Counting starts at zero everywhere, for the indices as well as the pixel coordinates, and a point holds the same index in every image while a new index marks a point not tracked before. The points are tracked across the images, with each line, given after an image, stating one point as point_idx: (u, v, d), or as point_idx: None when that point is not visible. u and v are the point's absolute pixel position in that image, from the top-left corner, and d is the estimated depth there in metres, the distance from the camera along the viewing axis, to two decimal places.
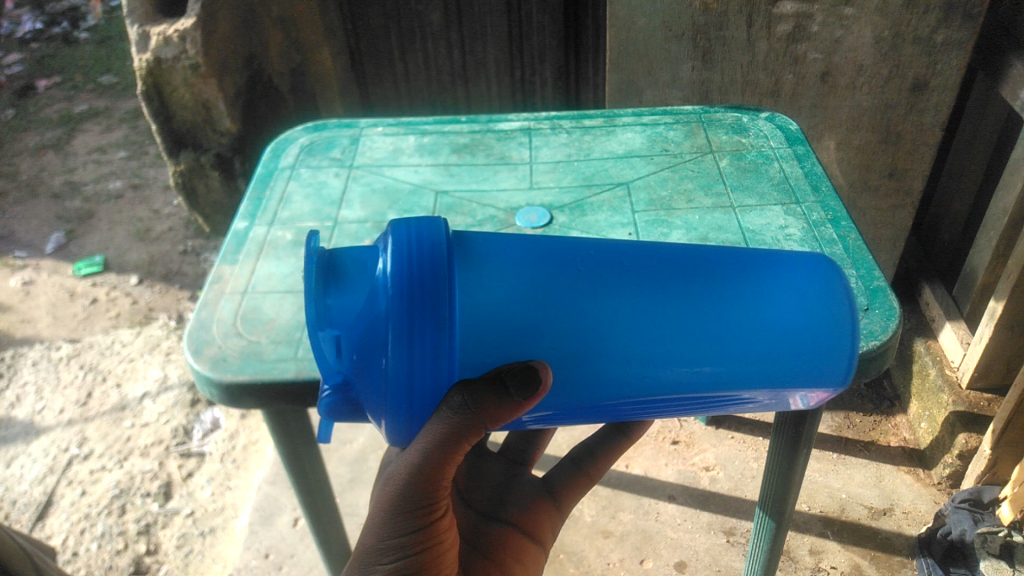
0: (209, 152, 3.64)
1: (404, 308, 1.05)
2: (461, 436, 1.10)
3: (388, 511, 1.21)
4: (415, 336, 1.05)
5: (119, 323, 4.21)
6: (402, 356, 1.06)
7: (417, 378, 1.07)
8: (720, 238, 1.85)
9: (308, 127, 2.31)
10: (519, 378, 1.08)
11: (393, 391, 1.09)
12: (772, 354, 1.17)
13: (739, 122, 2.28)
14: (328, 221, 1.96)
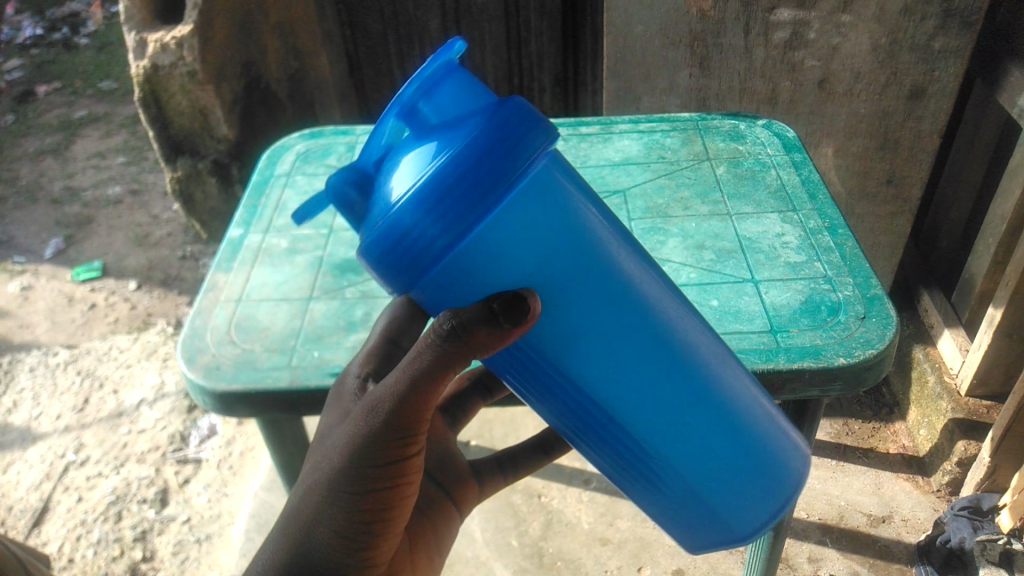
0: (207, 158, 3.64)
1: (459, 176, 0.94)
2: (447, 368, 1.02)
3: (361, 431, 1.11)
4: (455, 185, 0.94)
5: (117, 329, 4.21)
6: (432, 188, 0.95)
7: (425, 221, 0.96)
8: (717, 246, 1.85)
9: (304, 135, 2.31)
10: (519, 304, 0.98)
11: (394, 221, 0.97)
12: (712, 462, 1.18)
13: (736, 129, 2.28)
14: (324, 229, 1.96)
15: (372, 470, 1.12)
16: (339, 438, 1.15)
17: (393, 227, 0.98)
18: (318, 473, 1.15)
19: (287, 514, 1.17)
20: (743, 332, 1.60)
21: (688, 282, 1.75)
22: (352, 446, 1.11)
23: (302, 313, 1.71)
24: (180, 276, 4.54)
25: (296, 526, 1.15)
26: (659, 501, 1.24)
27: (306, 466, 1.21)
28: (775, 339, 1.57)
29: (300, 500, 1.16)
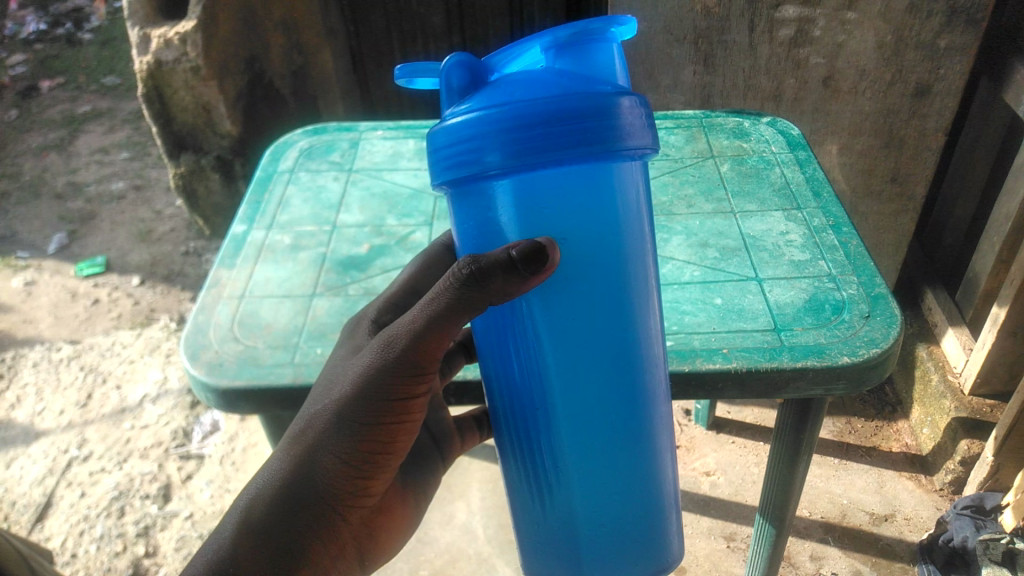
0: (210, 154, 3.64)
1: (554, 117, 0.98)
2: (459, 312, 1.10)
3: (374, 365, 1.22)
4: (544, 118, 0.98)
5: (120, 324, 4.21)
6: (529, 108, 0.98)
7: (501, 132, 0.99)
8: (721, 244, 1.84)
9: (308, 131, 2.31)
10: (539, 248, 1.00)
11: (478, 119, 1.01)
12: (602, 500, 1.19)
13: (740, 127, 2.27)
14: (327, 225, 1.95)
15: (378, 404, 1.24)
16: (354, 367, 1.25)
17: (476, 122, 1.01)
18: (328, 399, 1.26)
19: (292, 435, 1.29)
20: (746, 330, 1.59)
21: (692, 280, 1.74)
22: (364, 381, 1.22)
23: (305, 310, 1.71)
24: (183, 272, 4.55)
25: (301, 446, 1.27)
26: (533, 519, 1.25)
27: (315, 390, 1.31)
28: (778, 337, 1.57)
29: (306, 423, 1.28)
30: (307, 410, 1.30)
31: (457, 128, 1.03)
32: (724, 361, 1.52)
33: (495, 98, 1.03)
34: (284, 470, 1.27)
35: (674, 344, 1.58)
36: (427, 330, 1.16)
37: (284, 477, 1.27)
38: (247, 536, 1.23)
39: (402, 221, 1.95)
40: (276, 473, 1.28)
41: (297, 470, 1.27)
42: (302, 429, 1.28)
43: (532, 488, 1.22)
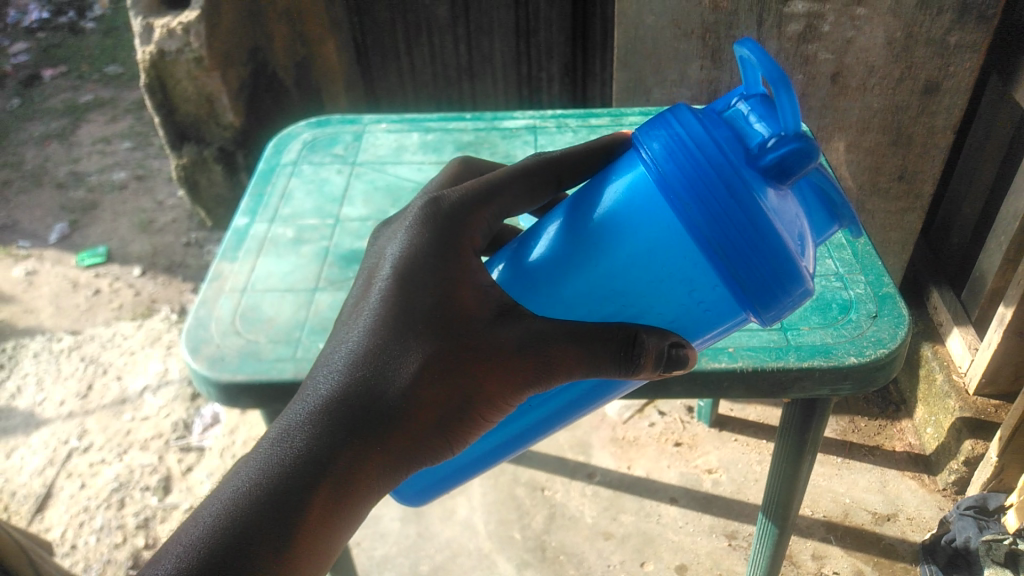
0: (212, 145, 3.62)
1: (778, 280, 1.02)
2: (604, 357, 1.08)
3: (527, 363, 1.09)
4: (786, 283, 1.03)
5: (121, 315, 4.20)
6: (798, 275, 1.02)
7: (759, 262, 1.01)
8: None
9: (311, 123, 2.28)
10: (680, 356, 1.11)
11: (761, 231, 1.00)
12: (463, 475, 1.38)
13: None
14: (330, 219, 1.94)
15: (507, 402, 1.13)
16: (509, 350, 1.09)
17: (763, 227, 1.00)
18: (468, 376, 1.10)
19: (413, 391, 1.09)
20: (752, 329, 1.58)
21: None
22: (530, 367, 1.09)
23: (307, 304, 1.70)
24: (184, 263, 4.54)
25: (417, 414, 1.10)
26: None
27: (452, 343, 1.10)
28: (785, 336, 1.56)
29: (429, 387, 1.10)
30: (439, 369, 1.09)
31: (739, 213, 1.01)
32: (730, 360, 1.51)
33: (780, 223, 1.03)
34: (386, 426, 1.09)
35: None
36: (577, 358, 1.09)
37: (384, 434, 1.09)
38: (324, 479, 1.08)
39: None
40: (374, 426, 1.09)
41: (398, 430, 1.09)
42: (426, 394, 1.10)
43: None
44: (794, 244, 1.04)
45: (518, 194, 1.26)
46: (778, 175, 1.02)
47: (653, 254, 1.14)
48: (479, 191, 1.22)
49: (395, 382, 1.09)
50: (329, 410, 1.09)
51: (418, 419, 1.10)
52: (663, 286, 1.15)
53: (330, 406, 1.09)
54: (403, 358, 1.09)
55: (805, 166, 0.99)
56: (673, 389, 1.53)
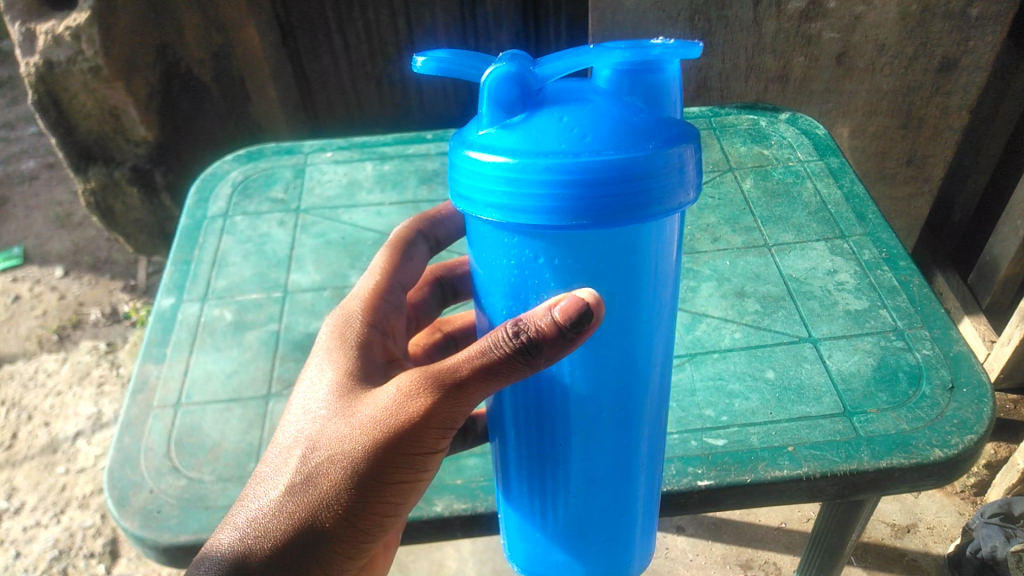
0: (124, 164, 2.83)
1: (593, 178, 0.77)
2: (495, 372, 0.97)
3: (405, 402, 1.04)
4: (614, 171, 0.77)
5: (45, 324, 3.78)
6: (604, 159, 0.77)
7: (562, 186, 0.77)
8: (760, 292, 1.51)
9: (240, 156, 1.90)
10: (575, 313, 0.85)
11: (542, 158, 0.78)
12: (586, 526, 1.07)
13: (756, 127, 1.88)
14: (276, 290, 1.59)
15: (402, 455, 1.06)
16: (386, 402, 1.05)
17: (528, 163, 0.78)
18: (349, 441, 1.06)
19: (301, 474, 1.06)
20: (811, 418, 1.30)
21: (733, 346, 1.42)
22: (410, 409, 1.04)
23: (260, 418, 1.37)
24: (111, 258, 4.10)
25: (313, 495, 1.06)
26: (530, 539, 1.12)
27: (329, 418, 1.09)
28: (851, 425, 1.29)
29: (315, 463, 1.07)
30: (322, 447, 1.07)
31: (508, 168, 0.79)
32: (792, 466, 1.23)
33: (558, 133, 0.79)
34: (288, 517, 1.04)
35: (728, 444, 1.28)
36: (470, 383, 1.00)
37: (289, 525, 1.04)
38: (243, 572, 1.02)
39: None
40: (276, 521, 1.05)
41: (305, 518, 1.05)
42: (318, 474, 1.06)
43: (530, 503, 1.08)
44: (592, 135, 0.78)
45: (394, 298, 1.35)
46: (522, 115, 0.82)
47: (497, 256, 0.89)
48: (379, 289, 1.33)
49: (286, 474, 1.07)
50: (238, 523, 1.06)
51: (316, 501, 1.05)
52: (530, 274, 0.88)
53: (238, 518, 1.07)
54: (288, 450, 1.09)
55: (520, 75, 0.81)
56: (724, 504, 1.25)
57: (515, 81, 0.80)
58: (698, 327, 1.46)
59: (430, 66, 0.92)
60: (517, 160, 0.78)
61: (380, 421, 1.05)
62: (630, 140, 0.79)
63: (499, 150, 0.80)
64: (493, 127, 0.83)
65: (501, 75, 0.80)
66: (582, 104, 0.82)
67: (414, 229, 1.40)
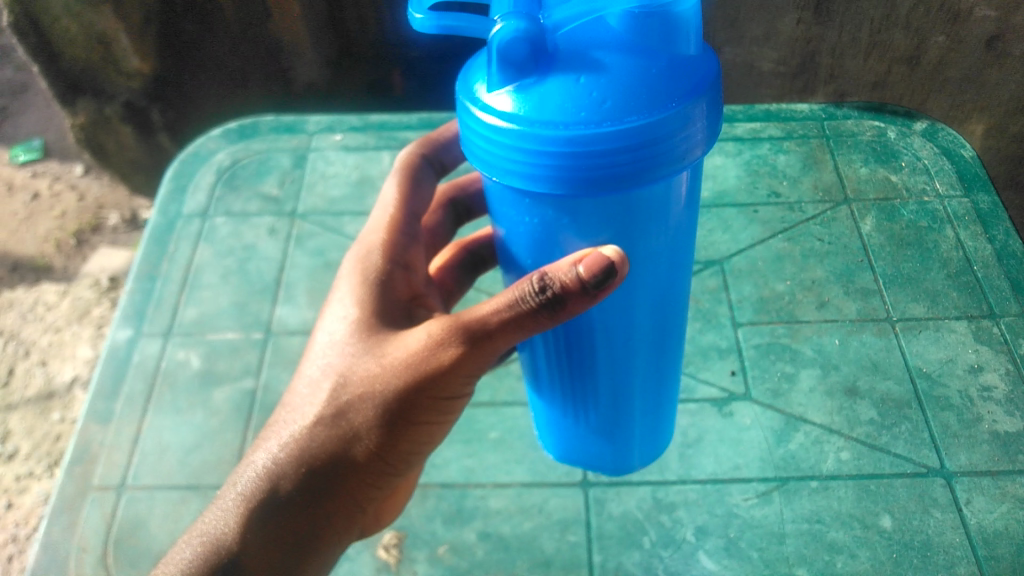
0: (114, 100, 2.38)
1: (596, 147, 0.57)
2: (523, 322, 0.84)
3: (436, 347, 0.89)
4: (646, 135, 0.57)
5: (65, 228, 2.81)
6: (608, 119, 0.56)
7: (577, 162, 0.58)
8: (878, 391, 1.15)
9: (231, 133, 1.54)
10: (600, 268, 0.72)
11: (552, 128, 0.57)
12: (617, 421, 0.98)
13: (883, 139, 1.46)
14: (256, 330, 1.26)
15: (429, 399, 0.92)
16: (415, 346, 0.91)
17: (523, 135, 0.58)
18: (378, 383, 0.92)
19: (327, 413, 0.93)
20: None
21: (839, 472, 1.08)
22: (441, 355, 0.89)
23: None
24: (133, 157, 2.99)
25: (338, 434, 0.93)
26: (563, 431, 1.02)
27: (355, 356, 0.94)
28: None
29: (342, 401, 0.94)
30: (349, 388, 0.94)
31: (507, 137, 0.59)
32: None
33: (574, 94, 0.57)
34: (312, 459, 0.93)
35: None
36: (500, 331, 0.86)
37: (314, 461, 0.94)
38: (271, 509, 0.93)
39: None
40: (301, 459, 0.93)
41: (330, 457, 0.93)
42: (344, 414, 0.94)
43: (562, 402, 0.96)
44: (616, 92, 0.57)
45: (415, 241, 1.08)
46: (533, 75, 0.58)
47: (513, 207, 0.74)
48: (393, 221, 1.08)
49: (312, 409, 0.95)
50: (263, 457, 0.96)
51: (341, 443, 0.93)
52: (553, 228, 0.74)
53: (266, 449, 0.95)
54: (317, 384, 0.96)
55: (522, 28, 0.56)
56: None
57: (525, 37, 0.56)
58: (791, 441, 1.11)
59: (428, 25, 0.65)
60: (521, 130, 0.58)
61: (409, 362, 0.91)
62: (647, 93, 0.57)
63: (498, 122, 0.59)
64: (490, 92, 0.60)
65: (507, 35, 0.56)
66: (596, 50, 0.58)
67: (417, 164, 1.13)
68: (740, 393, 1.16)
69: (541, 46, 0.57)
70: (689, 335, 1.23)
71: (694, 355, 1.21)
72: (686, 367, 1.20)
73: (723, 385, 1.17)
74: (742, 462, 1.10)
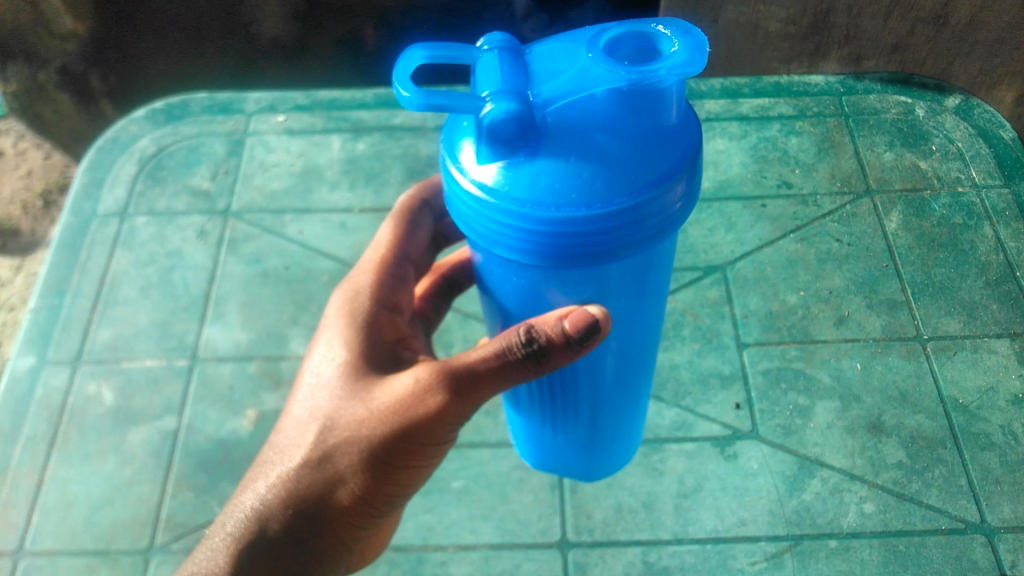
0: (48, 65, 1.97)
1: (577, 227, 0.51)
2: (510, 374, 0.73)
3: (429, 395, 0.75)
4: (644, 210, 0.51)
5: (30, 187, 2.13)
6: (591, 196, 0.51)
7: (569, 241, 0.52)
8: (908, 427, 0.98)
9: (157, 113, 1.33)
10: (586, 321, 0.66)
11: (544, 209, 0.51)
12: (594, 432, 0.86)
13: (910, 116, 1.27)
14: (181, 354, 1.08)
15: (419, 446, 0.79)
16: (405, 394, 0.76)
17: (502, 211, 0.53)
18: (366, 434, 0.77)
19: (310, 462, 0.79)
20: None
21: (864, 530, 0.91)
22: (434, 407, 0.75)
23: None
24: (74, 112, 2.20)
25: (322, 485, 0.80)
26: (541, 439, 0.88)
27: (341, 399, 0.79)
28: None
29: (327, 449, 0.79)
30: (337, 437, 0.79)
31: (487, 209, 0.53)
32: None
33: (567, 173, 0.51)
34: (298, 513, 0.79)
35: None
36: (495, 381, 0.73)
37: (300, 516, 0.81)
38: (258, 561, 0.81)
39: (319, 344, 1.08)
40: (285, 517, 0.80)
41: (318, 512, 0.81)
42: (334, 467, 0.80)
43: (542, 407, 0.82)
44: (610, 167, 0.51)
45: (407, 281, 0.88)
46: (523, 151, 0.51)
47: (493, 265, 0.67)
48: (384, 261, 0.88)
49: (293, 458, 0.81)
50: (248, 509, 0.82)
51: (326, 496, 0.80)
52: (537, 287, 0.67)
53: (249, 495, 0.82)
54: (301, 427, 0.81)
55: (507, 105, 0.50)
56: None
57: (511, 115, 0.50)
58: (805, 491, 0.94)
59: (418, 103, 0.52)
60: (500, 205, 0.52)
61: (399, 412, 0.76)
62: (633, 169, 0.51)
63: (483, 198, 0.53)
64: (472, 164, 0.54)
65: (495, 115, 0.50)
66: (582, 124, 0.52)
67: (416, 204, 0.89)
68: (746, 430, 0.99)
69: (528, 123, 0.51)
70: (687, 358, 1.05)
71: (693, 384, 1.03)
72: (684, 399, 1.02)
73: (725, 421, 1.00)
74: (749, 517, 0.93)
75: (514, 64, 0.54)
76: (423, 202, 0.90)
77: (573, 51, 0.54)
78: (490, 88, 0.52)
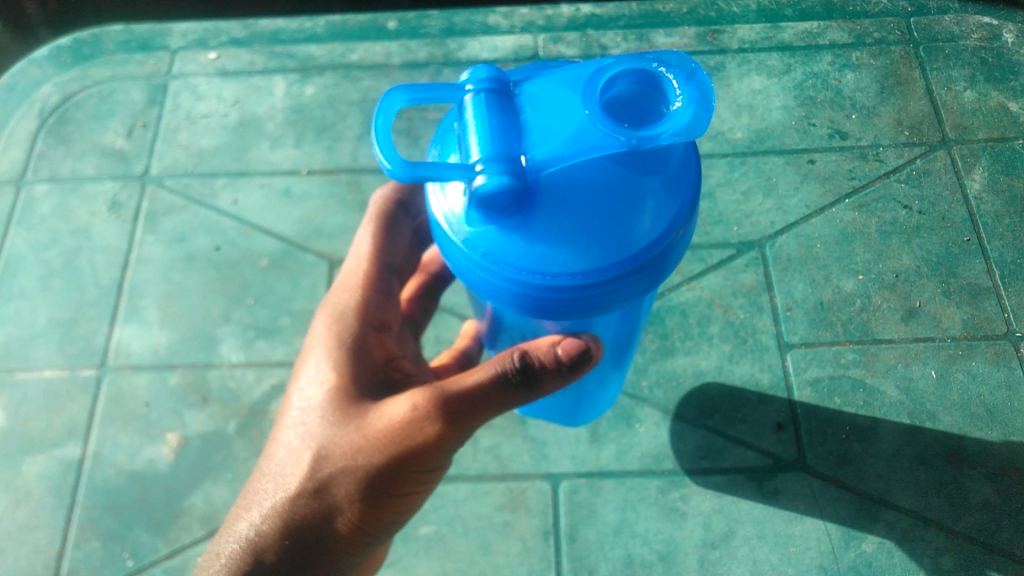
0: None
1: (562, 295, 0.46)
2: (509, 399, 0.57)
3: (432, 423, 0.56)
4: (638, 274, 0.46)
5: None
6: (580, 264, 0.45)
7: (562, 305, 0.47)
8: (1000, 456, 0.77)
9: (64, 52, 1.08)
10: (577, 346, 0.55)
11: (537, 275, 0.46)
12: (578, 384, 0.72)
13: (995, 44, 1.01)
14: (87, 361, 0.87)
15: (423, 480, 0.60)
16: (404, 419, 0.57)
17: (485, 269, 0.47)
18: (362, 467, 0.57)
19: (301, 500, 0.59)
20: None
21: None
22: (441, 435, 0.56)
23: None
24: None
25: (312, 528, 0.59)
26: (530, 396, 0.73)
27: (335, 426, 0.59)
28: None
29: (318, 484, 0.59)
30: (322, 470, 0.59)
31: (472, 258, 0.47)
32: None
33: (561, 239, 0.45)
34: (289, 561, 0.59)
35: None
36: (500, 404, 0.57)
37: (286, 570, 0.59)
38: None
39: (256, 347, 0.87)
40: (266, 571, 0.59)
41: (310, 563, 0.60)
42: (322, 509, 0.59)
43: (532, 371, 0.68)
44: (609, 232, 0.45)
45: (392, 301, 0.67)
46: (515, 217, 0.45)
47: None
48: (368, 277, 0.66)
49: (271, 494, 0.60)
50: (220, 558, 0.61)
51: (319, 545, 0.60)
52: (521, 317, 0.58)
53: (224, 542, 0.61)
54: (284, 456, 0.61)
55: (496, 181, 0.42)
56: None
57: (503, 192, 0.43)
58: (866, 540, 0.74)
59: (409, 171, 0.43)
60: (479, 258, 0.47)
61: (397, 444, 0.57)
62: (624, 235, 0.45)
63: (468, 251, 0.48)
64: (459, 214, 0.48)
65: (487, 191, 0.43)
66: (574, 188, 0.45)
67: (393, 205, 0.67)
68: (791, 459, 0.78)
69: (523, 197, 0.43)
70: (715, 364, 0.84)
71: (723, 399, 0.82)
72: (712, 419, 0.81)
73: (765, 446, 0.79)
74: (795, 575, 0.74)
75: (502, 107, 0.45)
76: (400, 199, 0.67)
77: (568, 81, 0.45)
78: (479, 151, 0.44)
